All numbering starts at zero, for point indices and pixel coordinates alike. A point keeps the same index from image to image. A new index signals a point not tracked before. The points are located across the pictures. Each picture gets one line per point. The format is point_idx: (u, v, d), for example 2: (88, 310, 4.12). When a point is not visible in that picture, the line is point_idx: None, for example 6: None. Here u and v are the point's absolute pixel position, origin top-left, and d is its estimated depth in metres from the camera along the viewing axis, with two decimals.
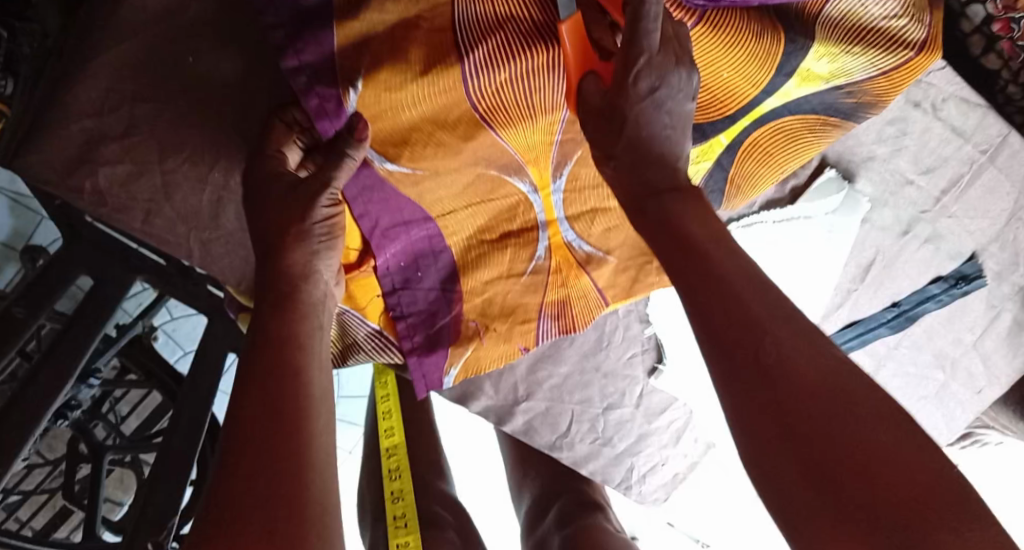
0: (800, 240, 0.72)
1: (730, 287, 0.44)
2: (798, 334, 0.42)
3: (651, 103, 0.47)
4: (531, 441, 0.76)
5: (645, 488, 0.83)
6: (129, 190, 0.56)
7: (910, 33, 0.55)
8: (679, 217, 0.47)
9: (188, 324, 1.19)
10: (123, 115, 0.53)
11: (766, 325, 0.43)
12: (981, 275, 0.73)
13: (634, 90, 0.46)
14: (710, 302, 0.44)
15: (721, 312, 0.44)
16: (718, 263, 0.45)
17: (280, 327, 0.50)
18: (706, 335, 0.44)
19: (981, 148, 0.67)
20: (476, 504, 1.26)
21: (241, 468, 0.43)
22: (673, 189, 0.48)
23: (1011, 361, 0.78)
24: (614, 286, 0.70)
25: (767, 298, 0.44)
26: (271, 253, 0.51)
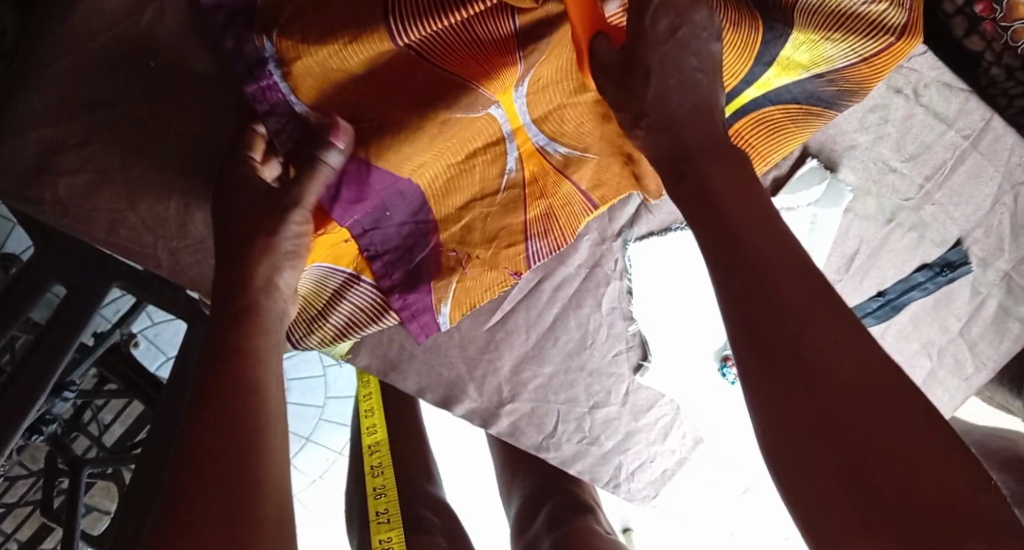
0: None
1: (766, 269, 0.44)
2: (836, 319, 0.42)
3: (674, 44, 0.48)
4: (517, 442, 0.76)
5: (634, 485, 0.83)
6: (93, 200, 0.54)
7: (890, 17, 0.54)
8: (715, 187, 0.47)
9: (168, 329, 1.17)
10: (83, 123, 0.51)
11: (797, 295, 0.43)
12: (966, 263, 0.72)
13: (654, 34, 0.47)
14: (737, 270, 0.44)
15: (758, 292, 0.43)
16: (743, 226, 0.45)
17: (239, 338, 0.50)
18: (739, 314, 0.43)
19: (964, 134, 0.66)
20: (467, 502, 1.25)
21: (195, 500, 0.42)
22: (713, 156, 0.48)
23: (999, 346, 0.78)
24: (602, 185, 0.62)
25: (800, 267, 0.44)
26: (238, 260, 0.52)
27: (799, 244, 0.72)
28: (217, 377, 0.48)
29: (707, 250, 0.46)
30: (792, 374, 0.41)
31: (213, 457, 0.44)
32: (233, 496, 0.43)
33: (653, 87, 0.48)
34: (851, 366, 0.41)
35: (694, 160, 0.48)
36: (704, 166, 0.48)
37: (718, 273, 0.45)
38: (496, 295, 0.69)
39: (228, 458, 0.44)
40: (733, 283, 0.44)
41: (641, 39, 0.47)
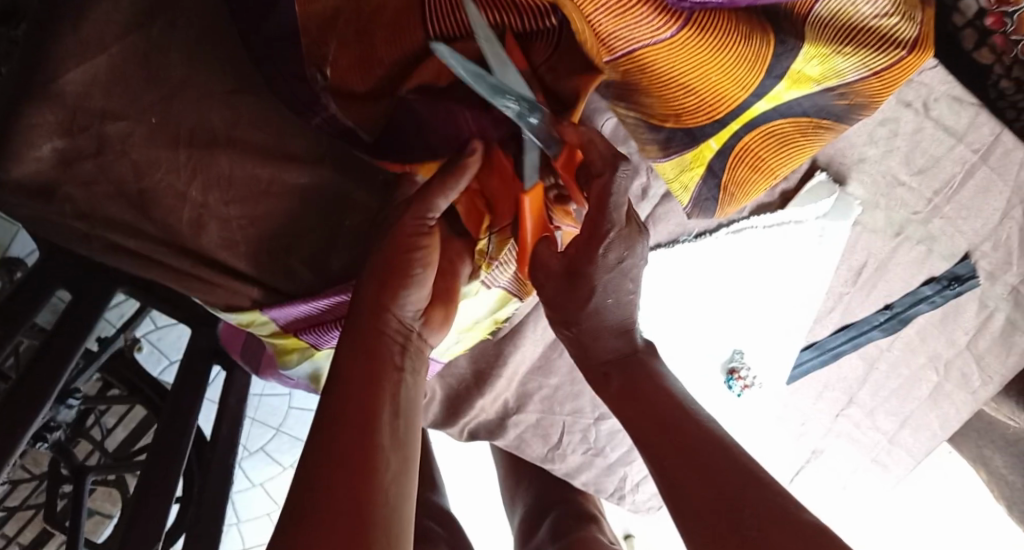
0: (790, 244, 0.70)
1: (686, 441, 0.51)
2: (752, 478, 0.48)
3: (618, 270, 0.51)
4: (523, 454, 0.77)
5: (639, 496, 0.83)
6: (107, 212, 0.53)
7: (901, 31, 0.53)
8: (641, 385, 0.54)
9: (173, 333, 1.17)
10: (96, 134, 0.51)
11: (706, 443, 0.50)
12: (974, 276, 0.73)
13: (603, 260, 0.50)
14: (657, 438, 0.52)
15: (685, 465, 0.50)
16: (660, 400, 0.53)
17: (346, 366, 0.49)
18: (669, 484, 0.50)
19: (973, 148, 0.66)
20: (473, 523, 1.19)
21: (312, 526, 0.42)
22: (632, 355, 0.55)
23: (1005, 359, 0.77)
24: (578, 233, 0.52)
25: (715, 436, 0.50)
26: (367, 276, 0.51)
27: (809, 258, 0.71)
28: (331, 403, 0.47)
29: (637, 437, 0.53)
30: (712, 507, 0.47)
31: (330, 507, 0.43)
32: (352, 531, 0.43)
33: (596, 272, 0.51)
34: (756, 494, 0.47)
35: (622, 361, 0.56)
36: (627, 365, 0.55)
37: (646, 453, 0.52)
38: None
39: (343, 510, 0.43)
40: (661, 459, 0.51)
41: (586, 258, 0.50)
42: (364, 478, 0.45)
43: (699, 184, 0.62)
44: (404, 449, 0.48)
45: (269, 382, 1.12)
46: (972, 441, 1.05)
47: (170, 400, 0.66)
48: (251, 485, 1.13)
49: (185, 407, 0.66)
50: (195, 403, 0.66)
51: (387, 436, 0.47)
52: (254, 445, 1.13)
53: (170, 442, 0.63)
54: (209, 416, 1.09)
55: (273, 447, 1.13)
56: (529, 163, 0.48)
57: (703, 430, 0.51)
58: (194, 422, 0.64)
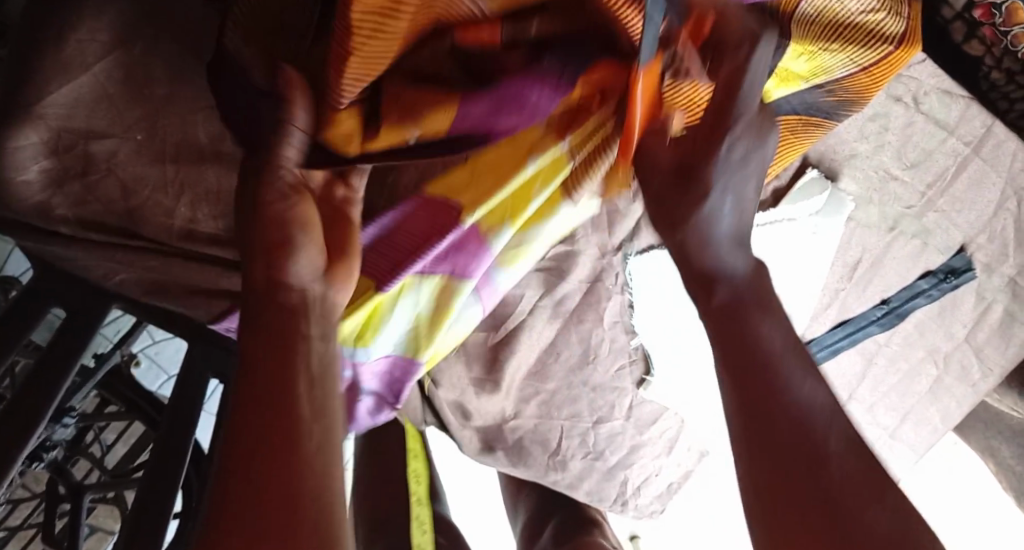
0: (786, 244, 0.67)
1: (781, 395, 0.46)
2: (848, 452, 0.45)
3: (739, 165, 0.47)
4: (523, 462, 0.76)
5: (641, 501, 0.82)
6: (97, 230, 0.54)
7: (888, 27, 0.55)
8: (748, 317, 0.48)
9: (170, 347, 1.16)
10: (82, 153, 0.51)
11: (805, 407, 0.46)
12: (970, 268, 0.73)
13: (723, 155, 0.46)
14: (754, 379, 0.47)
15: (774, 419, 0.46)
16: (763, 338, 0.48)
17: (253, 341, 0.45)
18: (748, 433, 0.46)
19: (965, 141, 0.67)
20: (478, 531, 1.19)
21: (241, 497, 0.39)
22: (740, 279, 0.50)
23: (1005, 351, 0.78)
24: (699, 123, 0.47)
25: (818, 401, 0.46)
26: (249, 255, 0.48)
27: (806, 257, 0.69)
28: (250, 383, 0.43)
29: (730, 373, 0.48)
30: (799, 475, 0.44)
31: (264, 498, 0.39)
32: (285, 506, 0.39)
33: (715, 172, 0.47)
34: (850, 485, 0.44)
35: (730, 280, 0.50)
36: (736, 283, 0.49)
37: (734, 390, 0.47)
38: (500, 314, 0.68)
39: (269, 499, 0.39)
40: (752, 403, 0.46)
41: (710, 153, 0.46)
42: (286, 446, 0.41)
43: None
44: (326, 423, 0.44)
45: None
46: (980, 433, 1.04)
47: (166, 415, 0.65)
48: None
49: (183, 426, 0.64)
50: (194, 415, 0.66)
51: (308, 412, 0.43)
52: None
53: (167, 457, 0.62)
54: (207, 429, 1.09)
55: None
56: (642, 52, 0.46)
57: (809, 391, 0.47)
58: (191, 437, 0.63)
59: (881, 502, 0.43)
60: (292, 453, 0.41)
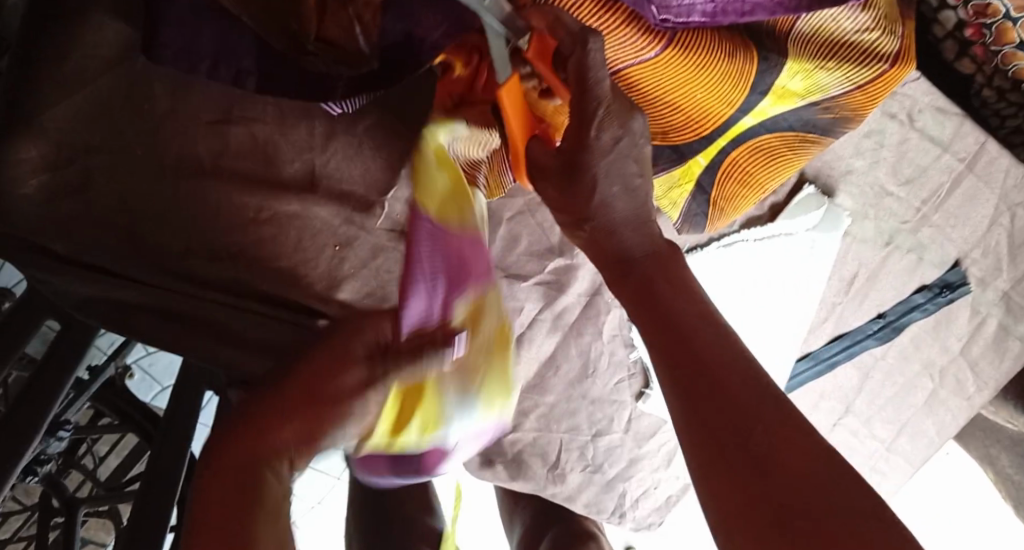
0: (782, 257, 0.68)
1: (709, 368, 0.43)
2: (782, 421, 0.41)
3: (616, 155, 0.45)
4: (523, 475, 0.74)
5: (639, 513, 0.81)
6: (90, 245, 0.52)
7: (883, 45, 0.56)
8: (663, 289, 0.46)
9: (165, 358, 1.16)
10: (81, 168, 0.51)
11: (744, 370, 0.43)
12: (964, 283, 0.74)
13: (597, 144, 0.44)
14: (677, 356, 0.44)
15: (706, 391, 0.43)
16: (692, 301, 0.46)
17: (282, 435, 0.48)
18: (686, 417, 0.43)
19: (959, 157, 0.69)
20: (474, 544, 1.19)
21: (210, 500, 0.45)
22: (648, 254, 0.48)
23: (1000, 365, 0.78)
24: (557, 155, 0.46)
25: (749, 372, 0.43)
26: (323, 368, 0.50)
27: (804, 271, 0.69)
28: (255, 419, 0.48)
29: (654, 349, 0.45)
30: (729, 443, 0.41)
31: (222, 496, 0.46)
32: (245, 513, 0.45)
33: (591, 160, 0.45)
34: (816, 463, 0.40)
35: (637, 262, 0.48)
36: (640, 265, 0.48)
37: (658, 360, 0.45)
38: None
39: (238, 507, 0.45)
40: (675, 375, 0.44)
41: (584, 149, 0.44)
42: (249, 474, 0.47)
43: (688, 200, 0.61)
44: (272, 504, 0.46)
45: None
46: (978, 441, 1.04)
47: (162, 430, 0.65)
48: None
49: (179, 441, 0.64)
50: (190, 427, 0.65)
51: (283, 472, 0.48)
52: None
53: (165, 473, 0.61)
54: (202, 441, 1.08)
55: None
56: (496, 54, 0.46)
57: (738, 362, 0.44)
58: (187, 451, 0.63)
59: (825, 465, 0.40)
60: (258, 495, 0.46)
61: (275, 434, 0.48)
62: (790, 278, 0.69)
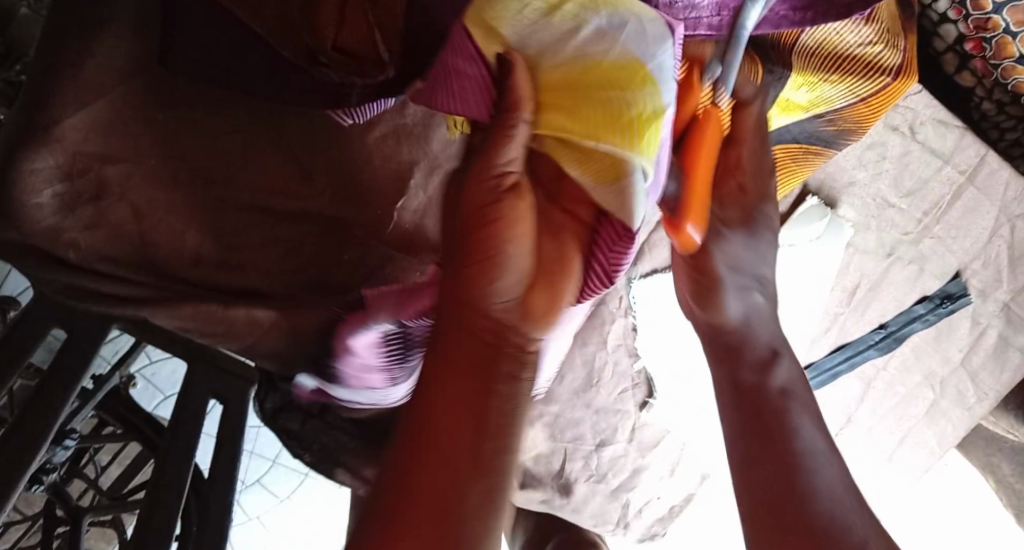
0: (786, 269, 0.69)
1: (785, 458, 0.48)
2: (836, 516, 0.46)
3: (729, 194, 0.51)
4: (529, 487, 0.75)
5: (643, 523, 0.81)
6: (105, 254, 0.53)
7: (886, 58, 0.57)
8: (772, 383, 0.52)
9: (168, 367, 1.16)
10: (95, 176, 0.51)
11: (810, 453, 0.49)
12: (965, 293, 0.75)
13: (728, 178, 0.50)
14: (758, 443, 0.50)
15: (771, 483, 0.48)
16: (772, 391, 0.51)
17: (470, 287, 0.42)
18: (748, 504, 0.48)
19: (960, 169, 0.70)
20: None
21: (420, 479, 0.40)
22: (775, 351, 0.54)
23: (999, 376, 0.78)
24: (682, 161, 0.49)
25: (808, 463, 0.48)
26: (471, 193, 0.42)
27: (811, 280, 0.70)
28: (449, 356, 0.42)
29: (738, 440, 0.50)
30: (790, 521, 0.46)
31: (430, 416, 0.41)
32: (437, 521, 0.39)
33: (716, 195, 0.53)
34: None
35: (764, 389, 0.52)
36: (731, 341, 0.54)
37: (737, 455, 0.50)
38: None
39: (446, 429, 0.41)
40: (749, 471, 0.49)
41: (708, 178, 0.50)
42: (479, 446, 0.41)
43: None
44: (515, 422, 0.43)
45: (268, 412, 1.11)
46: (980, 450, 1.05)
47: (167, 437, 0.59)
48: (249, 518, 1.10)
49: (187, 445, 0.58)
50: (196, 434, 0.59)
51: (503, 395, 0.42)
52: (251, 478, 1.10)
53: (171, 479, 0.56)
54: (206, 451, 1.08)
55: (270, 479, 1.11)
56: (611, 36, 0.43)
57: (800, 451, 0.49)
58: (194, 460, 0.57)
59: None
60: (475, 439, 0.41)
61: (497, 278, 0.42)
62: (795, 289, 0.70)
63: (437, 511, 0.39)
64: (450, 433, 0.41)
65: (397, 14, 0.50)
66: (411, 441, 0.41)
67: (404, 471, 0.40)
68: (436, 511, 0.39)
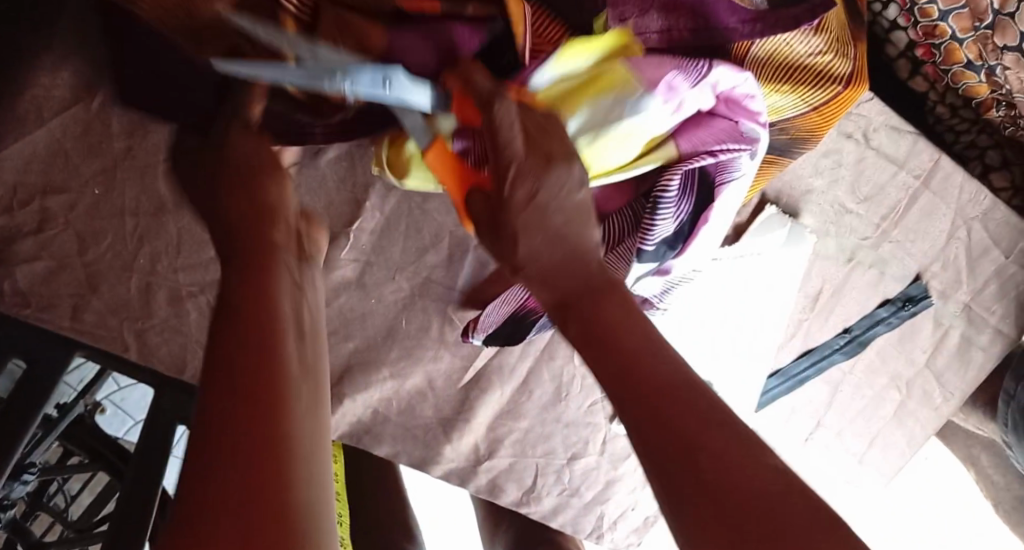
0: (756, 276, 0.70)
1: (646, 367, 0.41)
2: (733, 440, 0.39)
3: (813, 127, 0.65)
4: (497, 500, 0.72)
5: (618, 535, 0.77)
6: (51, 286, 0.54)
7: (837, 67, 0.59)
8: (608, 316, 0.44)
9: (136, 393, 1.14)
10: (32, 210, 0.54)
11: (683, 378, 0.41)
12: (927, 296, 0.76)
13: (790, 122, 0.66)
14: (617, 351, 0.43)
15: (617, 363, 0.42)
16: (667, 364, 0.41)
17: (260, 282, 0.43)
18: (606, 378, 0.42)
19: (915, 174, 0.74)
20: None
21: (211, 419, 0.36)
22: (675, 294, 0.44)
23: (964, 376, 0.78)
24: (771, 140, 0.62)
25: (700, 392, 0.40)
26: (246, 184, 0.47)
27: (776, 275, 0.71)
28: (244, 307, 0.41)
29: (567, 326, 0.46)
30: (684, 414, 0.39)
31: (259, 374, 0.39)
32: (258, 472, 0.35)
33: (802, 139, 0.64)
34: (812, 545, 0.35)
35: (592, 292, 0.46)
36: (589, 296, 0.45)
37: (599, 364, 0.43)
38: (468, 353, 0.69)
39: (246, 393, 0.37)
40: (603, 357, 0.43)
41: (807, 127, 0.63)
42: (269, 379, 0.38)
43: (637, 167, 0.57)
44: (313, 372, 0.42)
45: None
46: (961, 441, 1.05)
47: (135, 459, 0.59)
48: None
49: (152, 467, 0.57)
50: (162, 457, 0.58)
51: (296, 373, 0.40)
52: None
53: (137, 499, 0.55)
54: (176, 474, 1.07)
55: None
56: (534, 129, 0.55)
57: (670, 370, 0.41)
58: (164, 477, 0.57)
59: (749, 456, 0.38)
60: (270, 399, 0.38)
61: (275, 269, 0.44)
62: (763, 290, 0.71)
63: (249, 395, 0.37)
64: (266, 393, 0.38)
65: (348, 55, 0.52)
66: (217, 421, 0.36)
67: (214, 439, 0.36)
68: (274, 480, 0.35)
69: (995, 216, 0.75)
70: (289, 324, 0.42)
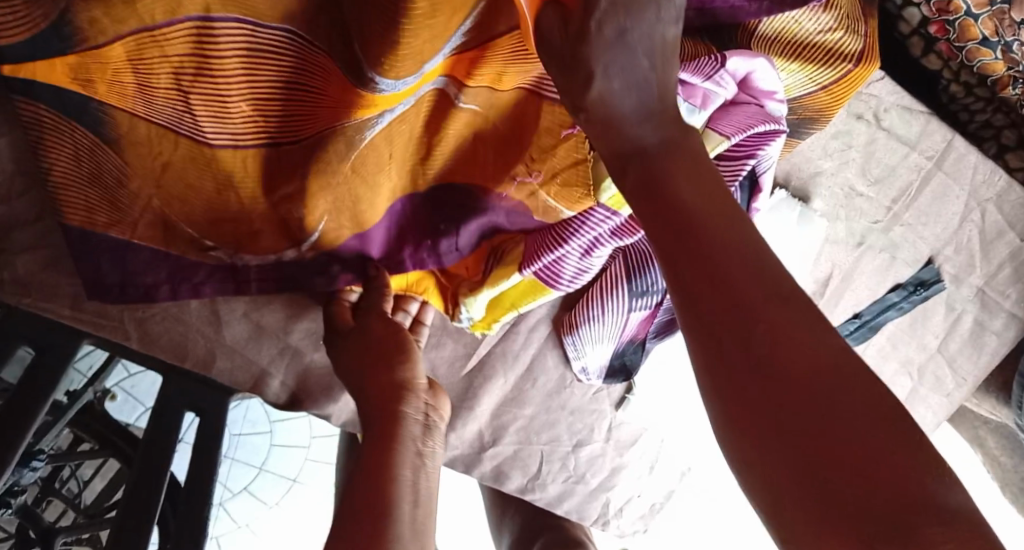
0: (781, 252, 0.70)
1: (718, 266, 0.37)
2: (788, 323, 0.36)
3: None
4: (501, 487, 0.71)
5: (624, 522, 0.76)
6: (53, 274, 0.56)
7: (847, 45, 0.58)
8: (674, 195, 0.39)
9: (146, 380, 1.14)
10: (30, 199, 0.56)
11: (744, 275, 0.37)
12: (939, 279, 0.75)
13: None
14: (672, 236, 0.39)
15: (687, 257, 0.38)
16: (727, 248, 0.38)
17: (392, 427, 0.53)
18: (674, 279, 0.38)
19: (927, 155, 0.73)
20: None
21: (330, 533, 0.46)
22: (702, 210, 0.39)
23: (977, 360, 0.77)
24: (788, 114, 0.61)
25: (762, 270, 0.37)
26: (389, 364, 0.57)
27: (793, 248, 0.70)
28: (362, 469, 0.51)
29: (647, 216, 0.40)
30: (723, 312, 0.37)
31: (359, 508, 0.48)
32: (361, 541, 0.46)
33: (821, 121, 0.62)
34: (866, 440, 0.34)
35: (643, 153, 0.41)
36: (650, 157, 0.41)
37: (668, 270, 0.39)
38: (471, 339, 0.68)
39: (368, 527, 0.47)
40: (675, 224, 0.39)
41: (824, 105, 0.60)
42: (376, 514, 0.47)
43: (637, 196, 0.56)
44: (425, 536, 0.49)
45: (249, 420, 1.09)
46: (969, 423, 1.04)
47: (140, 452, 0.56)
48: (236, 527, 1.07)
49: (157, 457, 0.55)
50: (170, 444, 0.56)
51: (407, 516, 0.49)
52: (236, 486, 1.08)
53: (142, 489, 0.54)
54: (182, 460, 1.07)
55: (256, 485, 1.09)
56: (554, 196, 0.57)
57: (733, 242, 0.38)
58: (171, 464, 0.55)
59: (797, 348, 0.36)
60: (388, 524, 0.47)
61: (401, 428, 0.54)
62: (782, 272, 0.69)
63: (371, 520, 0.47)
64: (380, 524, 0.47)
65: (262, 103, 0.49)
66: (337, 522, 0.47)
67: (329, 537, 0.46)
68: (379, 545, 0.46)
69: (1010, 198, 0.74)
70: (407, 488, 0.50)
